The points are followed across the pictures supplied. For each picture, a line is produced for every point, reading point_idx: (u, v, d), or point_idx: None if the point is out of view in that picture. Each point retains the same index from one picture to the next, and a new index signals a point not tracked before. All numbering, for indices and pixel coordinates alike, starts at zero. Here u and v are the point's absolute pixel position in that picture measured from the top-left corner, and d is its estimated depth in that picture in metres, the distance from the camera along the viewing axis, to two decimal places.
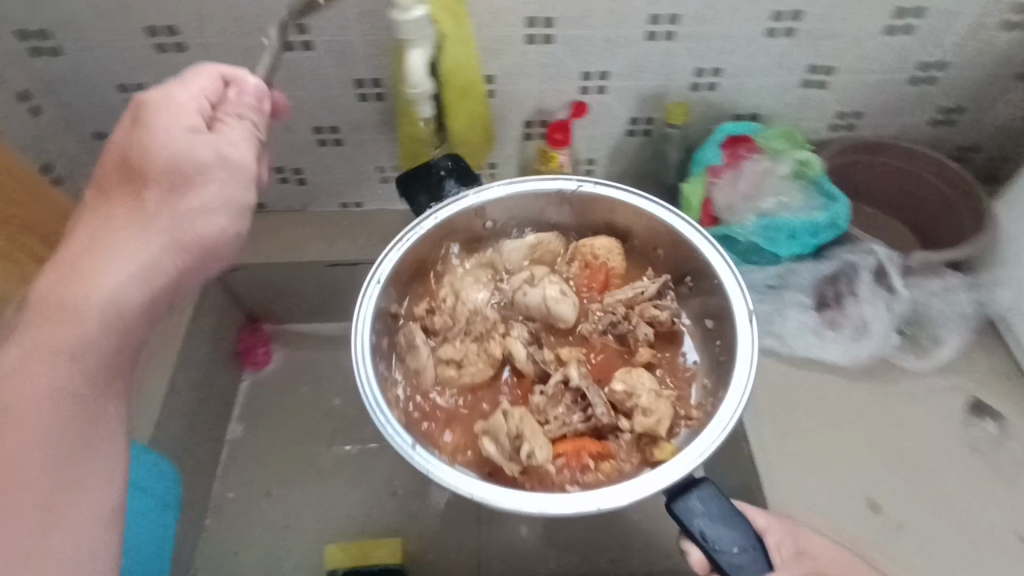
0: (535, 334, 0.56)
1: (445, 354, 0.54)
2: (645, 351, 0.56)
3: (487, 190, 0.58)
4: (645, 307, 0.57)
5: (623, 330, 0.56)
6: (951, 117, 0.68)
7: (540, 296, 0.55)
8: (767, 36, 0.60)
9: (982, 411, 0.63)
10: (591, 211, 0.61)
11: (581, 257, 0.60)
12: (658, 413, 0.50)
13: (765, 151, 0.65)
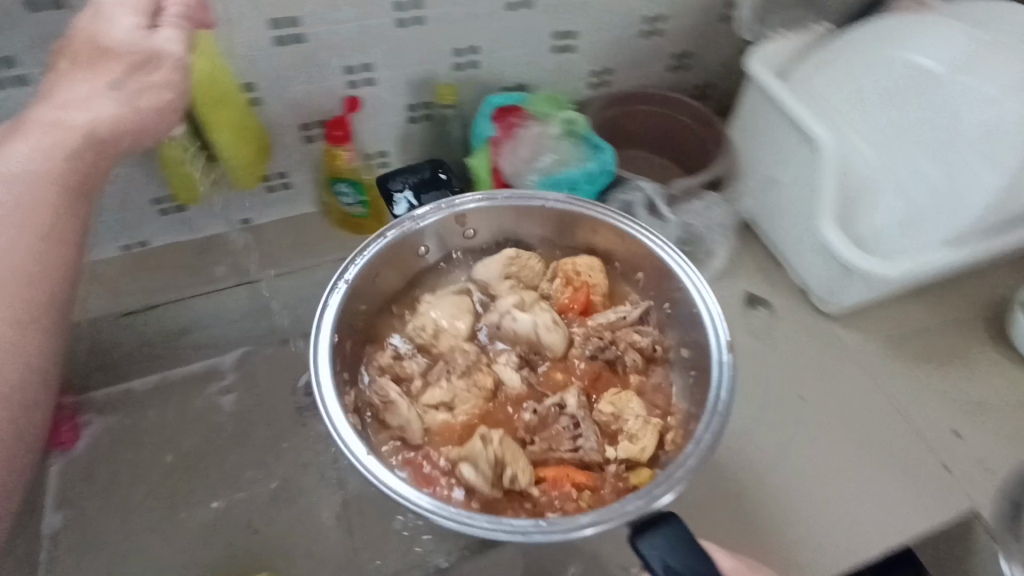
0: (519, 360, 0.60)
1: (433, 398, 0.56)
2: (635, 375, 0.61)
3: (461, 200, 0.62)
4: (624, 329, 0.62)
5: (614, 357, 0.60)
6: (683, 63, 0.78)
7: (529, 321, 0.59)
8: (508, 10, 0.65)
9: (757, 302, 0.74)
10: (552, 224, 0.64)
11: (563, 273, 0.64)
12: (648, 443, 0.55)
13: (534, 116, 0.70)
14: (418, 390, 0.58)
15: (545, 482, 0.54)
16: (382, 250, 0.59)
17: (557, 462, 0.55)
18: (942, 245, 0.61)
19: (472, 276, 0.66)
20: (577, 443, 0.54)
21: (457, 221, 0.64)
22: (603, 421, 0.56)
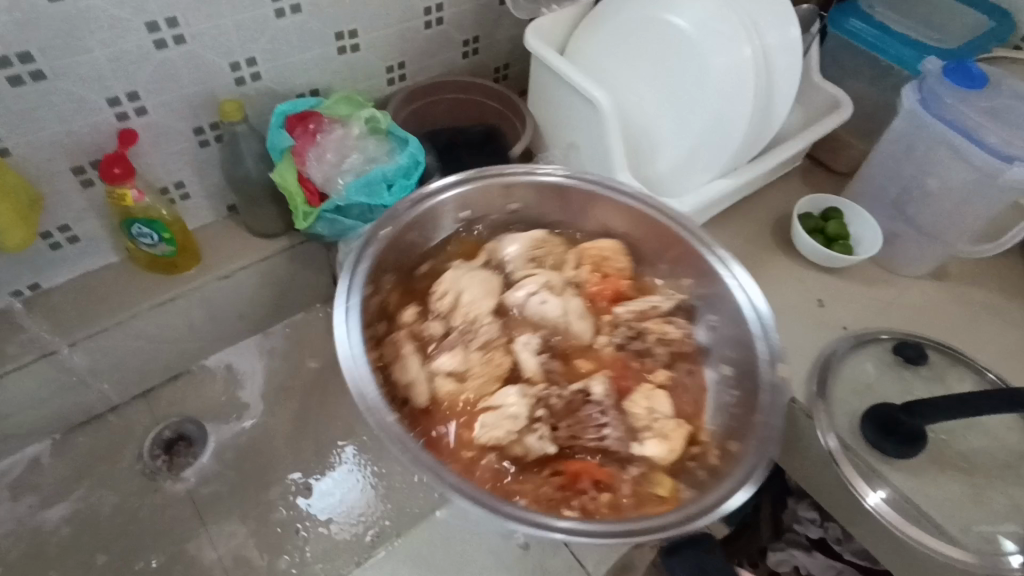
0: (545, 346, 0.57)
1: (445, 367, 0.54)
2: (663, 371, 0.58)
3: (537, 171, 0.63)
4: (653, 320, 0.60)
5: (648, 355, 0.58)
6: (473, 47, 0.83)
7: (556, 307, 0.58)
8: (278, 17, 0.63)
9: None
10: (569, 206, 0.65)
11: (588, 257, 0.62)
12: (674, 447, 0.51)
13: (333, 119, 0.70)
14: (438, 352, 0.55)
15: (561, 470, 0.51)
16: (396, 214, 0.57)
17: (583, 454, 0.52)
18: (715, 180, 0.71)
19: (493, 249, 0.63)
20: (603, 434, 0.52)
21: (498, 192, 0.63)
22: (636, 418, 0.53)
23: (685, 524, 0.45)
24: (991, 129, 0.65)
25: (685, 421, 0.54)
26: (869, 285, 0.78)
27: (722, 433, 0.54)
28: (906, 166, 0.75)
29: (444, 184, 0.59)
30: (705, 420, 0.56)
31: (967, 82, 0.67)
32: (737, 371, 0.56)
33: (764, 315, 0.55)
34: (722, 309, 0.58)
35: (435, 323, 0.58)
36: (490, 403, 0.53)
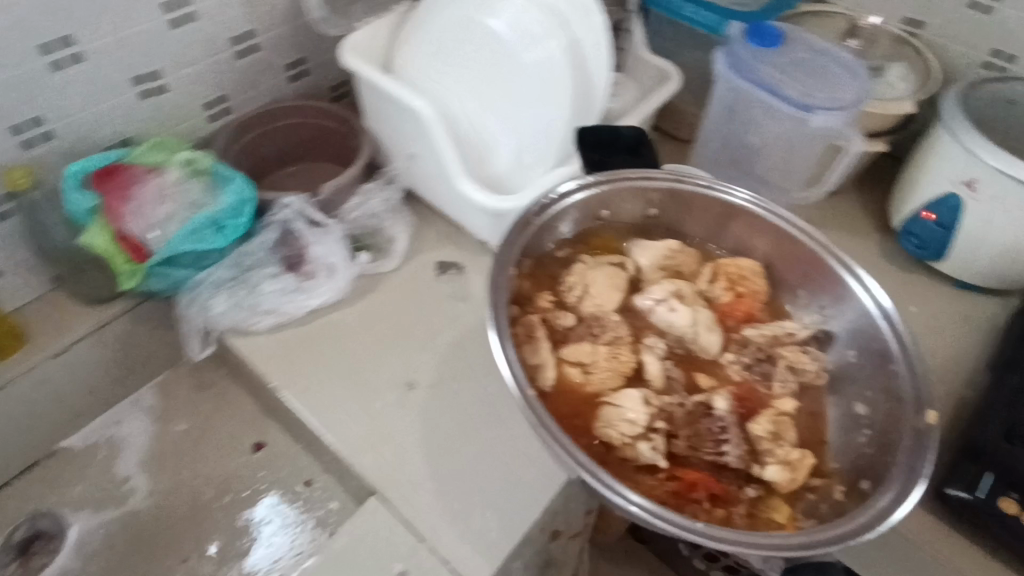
0: (669, 351, 0.64)
1: (572, 355, 0.61)
2: (792, 398, 0.62)
3: (729, 189, 0.66)
4: (785, 349, 0.64)
5: (783, 385, 0.62)
6: (301, 69, 0.80)
7: (684, 321, 0.63)
8: (55, 70, 0.59)
9: (446, 267, 0.76)
10: (703, 213, 0.69)
11: (726, 273, 0.68)
12: (796, 475, 0.56)
13: (145, 167, 0.66)
14: (568, 347, 0.61)
15: (678, 477, 0.56)
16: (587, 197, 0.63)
17: (698, 465, 0.57)
18: (563, 166, 0.73)
19: (631, 254, 0.69)
20: (723, 451, 0.56)
21: (645, 198, 0.67)
22: (757, 439, 0.57)
23: (836, 541, 0.45)
24: (791, 84, 0.69)
25: (808, 450, 0.59)
26: None
27: (853, 473, 0.58)
28: (728, 126, 0.79)
29: (569, 183, 0.62)
30: (829, 455, 0.61)
31: (765, 42, 0.71)
32: (868, 371, 0.61)
33: (889, 311, 0.58)
34: (859, 347, 0.61)
35: (569, 316, 0.64)
36: (617, 401, 0.58)
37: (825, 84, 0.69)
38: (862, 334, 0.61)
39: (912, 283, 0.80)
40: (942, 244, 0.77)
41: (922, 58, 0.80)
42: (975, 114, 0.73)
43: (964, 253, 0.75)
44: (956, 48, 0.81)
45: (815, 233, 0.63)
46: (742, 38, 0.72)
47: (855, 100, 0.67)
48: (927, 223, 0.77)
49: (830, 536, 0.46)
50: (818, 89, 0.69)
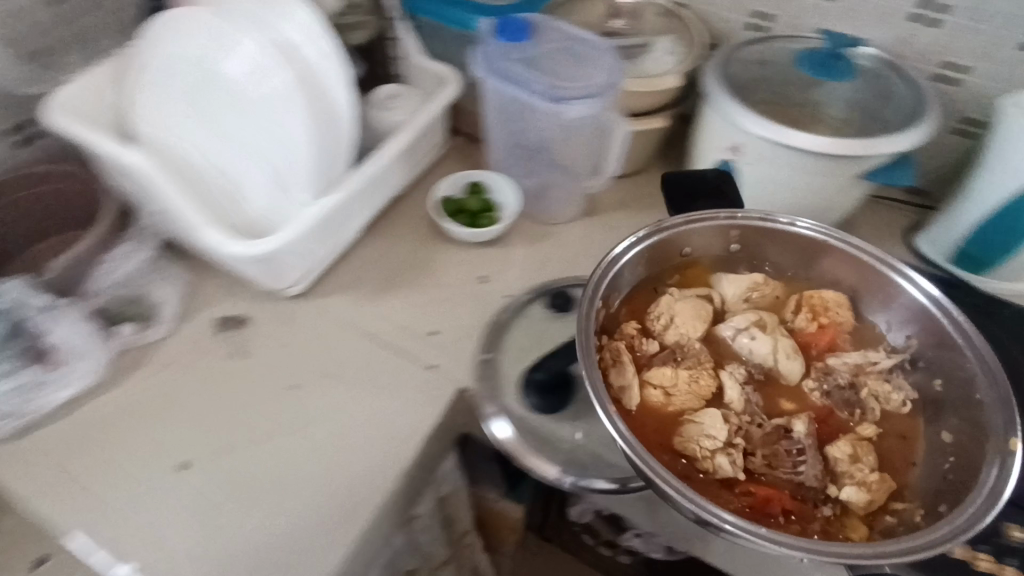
0: (748, 376, 0.66)
1: (656, 378, 0.63)
2: (874, 422, 0.64)
3: (787, 224, 0.67)
4: (871, 379, 0.66)
5: (854, 406, 0.64)
6: (27, 135, 0.71)
7: (766, 347, 0.66)
8: None
9: (225, 322, 0.71)
10: (767, 247, 0.71)
11: (810, 304, 0.70)
12: (876, 495, 0.58)
13: None
14: (651, 370, 0.64)
15: (752, 492, 0.58)
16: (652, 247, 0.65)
17: (779, 483, 0.59)
18: (324, 195, 0.68)
19: (675, 297, 0.70)
20: (800, 469, 0.59)
21: (722, 236, 0.69)
22: (834, 460, 0.60)
23: (911, 553, 0.47)
24: (541, 79, 0.67)
25: (887, 474, 0.61)
26: (528, 244, 0.81)
27: (928, 495, 0.59)
28: (506, 119, 0.77)
29: (623, 242, 0.62)
30: (913, 476, 0.61)
31: (511, 37, 0.67)
32: (948, 395, 0.63)
33: (938, 299, 0.64)
34: (948, 376, 0.63)
35: (651, 344, 0.66)
36: (701, 419, 0.60)
37: (577, 73, 0.68)
38: (946, 346, 0.63)
39: None
40: None
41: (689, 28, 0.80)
42: (738, 83, 0.71)
43: None
44: (721, 13, 0.82)
45: (866, 247, 0.66)
46: (489, 36, 0.69)
47: (606, 85, 0.66)
48: None
49: (903, 545, 0.48)
50: (569, 80, 0.67)
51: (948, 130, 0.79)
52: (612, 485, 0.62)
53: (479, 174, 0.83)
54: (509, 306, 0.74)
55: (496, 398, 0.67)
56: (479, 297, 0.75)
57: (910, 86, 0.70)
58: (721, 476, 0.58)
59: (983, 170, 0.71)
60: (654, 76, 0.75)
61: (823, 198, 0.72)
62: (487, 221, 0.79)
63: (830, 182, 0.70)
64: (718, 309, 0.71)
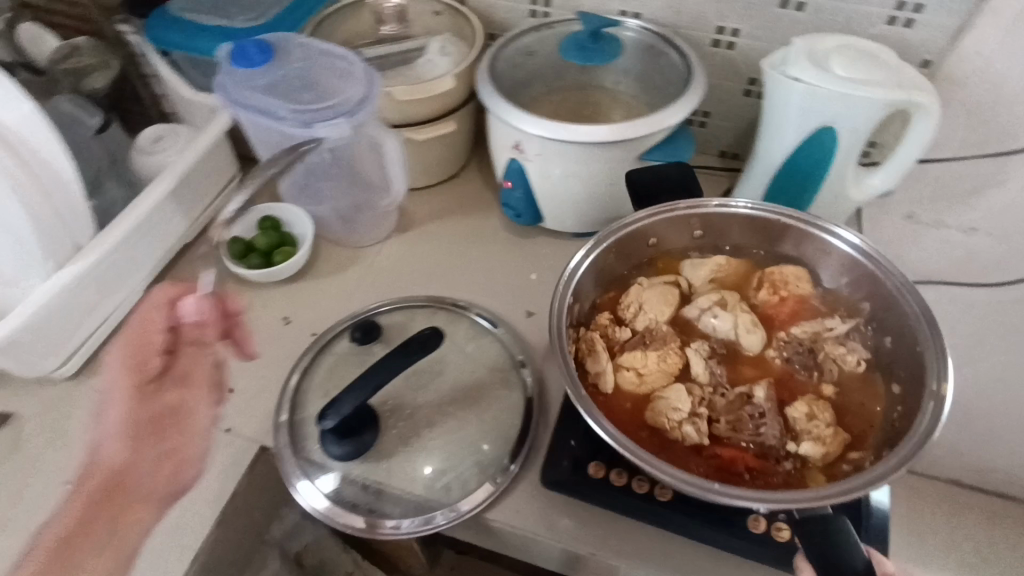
0: (712, 350, 0.63)
1: (627, 361, 0.60)
2: (828, 384, 0.61)
3: (729, 204, 0.64)
4: (830, 346, 0.63)
5: (814, 369, 0.62)
6: None
7: (729, 324, 0.64)
8: None
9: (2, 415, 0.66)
10: (725, 234, 0.69)
11: (770, 281, 0.66)
12: (831, 446, 0.56)
13: None
14: (626, 354, 0.61)
15: (718, 454, 0.57)
16: (616, 240, 0.63)
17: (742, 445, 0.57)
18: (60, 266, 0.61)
19: (647, 284, 0.67)
20: (761, 432, 0.57)
21: (683, 224, 0.67)
22: (793, 419, 0.58)
23: (852, 491, 0.47)
24: (287, 102, 0.61)
25: (840, 427, 0.58)
26: (336, 273, 0.76)
27: (881, 441, 0.57)
28: (285, 156, 0.71)
29: (576, 253, 0.61)
30: (869, 431, 0.59)
31: (246, 62, 0.62)
32: (898, 351, 0.60)
33: (858, 245, 0.62)
34: (896, 333, 0.60)
35: (623, 332, 0.63)
36: (669, 393, 0.58)
37: (328, 92, 0.63)
38: (882, 300, 0.61)
39: (531, 247, 0.80)
40: (533, 206, 0.75)
41: (467, 22, 0.77)
42: (512, 81, 0.71)
43: (552, 209, 0.75)
44: (501, 3, 0.79)
45: (782, 211, 0.64)
46: (226, 64, 0.63)
47: (359, 99, 0.61)
48: (511, 193, 0.74)
49: (845, 487, 0.47)
50: (319, 99, 0.62)
51: (741, 93, 0.79)
52: (470, 507, 0.58)
53: (268, 210, 0.77)
54: (310, 346, 0.69)
55: (296, 452, 0.62)
56: (282, 340, 0.71)
57: (682, 54, 0.70)
58: (683, 437, 0.57)
59: (764, 132, 0.71)
60: (428, 79, 0.71)
61: (615, 183, 0.71)
62: (283, 256, 0.73)
63: (616, 168, 0.68)
64: (688, 290, 0.68)
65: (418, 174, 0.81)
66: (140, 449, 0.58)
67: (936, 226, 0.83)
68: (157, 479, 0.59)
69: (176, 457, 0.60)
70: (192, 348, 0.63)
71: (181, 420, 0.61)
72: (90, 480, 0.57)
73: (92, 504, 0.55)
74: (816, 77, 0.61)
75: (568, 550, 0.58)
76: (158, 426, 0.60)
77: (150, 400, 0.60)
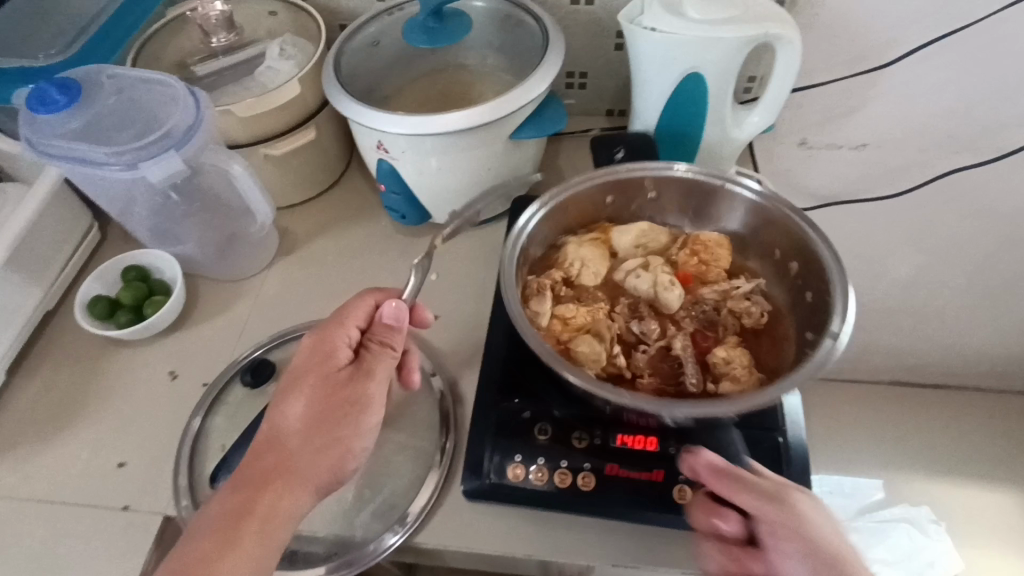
0: (635, 309, 0.61)
1: (562, 307, 0.59)
2: (734, 336, 0.59)
3: (669, 167, 0.62)
4: (736, 301, 0.60)
5: (719, 326, 0.59)
6: None
7: (648, 282, 0.60)
8: None
9: None
10: (667, 198, 0.65)
11: (689, 246, 0.63)
12: (744, 384, 0.54)
13: None
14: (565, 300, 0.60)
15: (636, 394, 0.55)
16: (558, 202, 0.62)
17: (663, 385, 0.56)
18: None
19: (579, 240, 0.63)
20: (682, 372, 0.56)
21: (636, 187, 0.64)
22: (714, 362, 0.56)
23: (760, 398, 0.47)
24: (104, 144, 0.56)
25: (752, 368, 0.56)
26: (221, 312, 0.70)
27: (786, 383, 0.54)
28: (127, 203, 0.65)
29: (527, 210, 0.60)
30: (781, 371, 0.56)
31: (47, 108, 0.55)
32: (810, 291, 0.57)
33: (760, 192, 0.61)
34: (800, 279, 0.58)
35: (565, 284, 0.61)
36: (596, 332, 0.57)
37: (151, 125, 0.58)
38: (808, 255, 0.57)
39: (426, 246, 0.75)
40: (416, 205, 0.70)
41: (309, 18, 0.71)
42: (360, 80, 0.66)
43: (435, 205, 0.70)
44: None
45: (705, 171, 0.61)
46: (25, 114, 0.56)
47: (187, 125, 0.58)
48: (388, 196, 0.69)
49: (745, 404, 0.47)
50: (142, 135, 0.57)
51: (613, 48, 0.75)
52: (401, 534, 0.54)
53: (129, 260, 0.70)
54: (202, 400, 0.63)
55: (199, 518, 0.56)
56: (170, 397, 0.64)
57: (538, 19, 0.66)
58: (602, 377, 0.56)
59: (636, 87, 0.68)
60: (272, 89, 0.65)
61: (493, 169, 0.66)
62: (152, 307, 0.67)
63: (490, 152, 0.64)
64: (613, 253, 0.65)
65: (291, 189, 0.75)
66: (319, 430, 0.49)
67: (828, 147, 0.87)
68: (326, 471, 0.49)
69: (337, 450, 0.49)
70: (378, 343, 0.52)
71: (359, 406, 0.50)
72: (262, 455, 0.48)
73: (261, 479, 0.47)
74: (671, 25, 0.59)
75: (509, 557, 0.55)
76: (343, 411, 0.49)
77: (346, 375, 0.50)
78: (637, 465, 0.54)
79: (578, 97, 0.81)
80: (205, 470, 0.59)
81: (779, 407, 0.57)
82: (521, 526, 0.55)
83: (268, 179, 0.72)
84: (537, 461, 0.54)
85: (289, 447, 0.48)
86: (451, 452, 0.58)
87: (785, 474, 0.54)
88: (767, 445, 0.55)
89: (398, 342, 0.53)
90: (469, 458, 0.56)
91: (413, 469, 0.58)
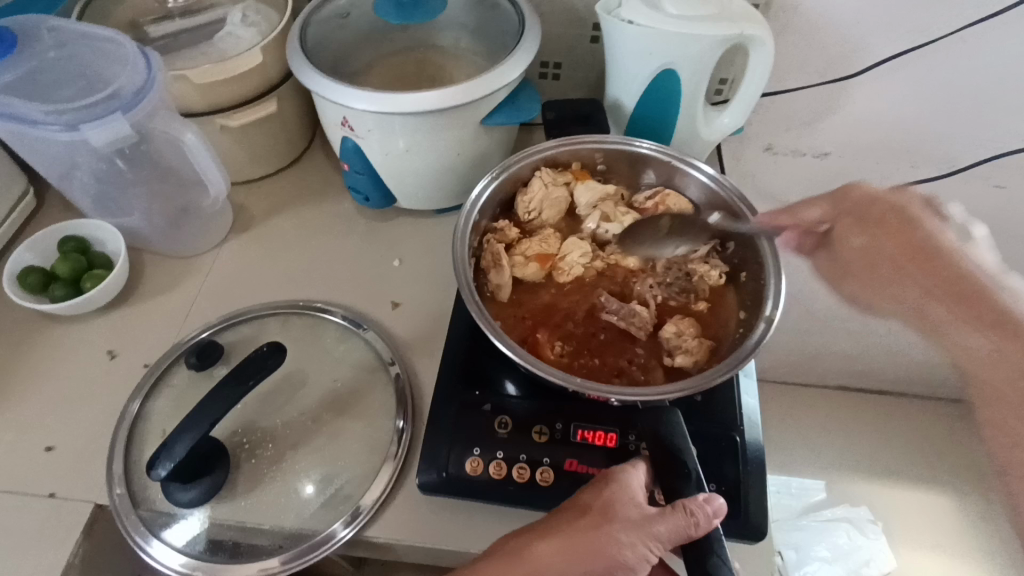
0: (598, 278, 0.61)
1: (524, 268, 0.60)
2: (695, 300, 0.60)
3: (631, 143, 0.62)
4: (696, 263, 0.61)
5: (683, 289, 0.61)
6: None
7: (619, 229, 0.63)
8: None
9: None
10: (620, 174, 0.66)
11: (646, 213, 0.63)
12: (700, 348, 0.55)
13: None
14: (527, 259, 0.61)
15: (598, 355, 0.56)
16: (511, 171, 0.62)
17: (625, 347, 0.57)
18: None
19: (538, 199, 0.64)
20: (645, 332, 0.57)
21: (587, 159, 0.65)
22: (665, 338, 0.56)
23: (706, 381, 0.49)
24: (46, 102, 0.52)
25: (706, 335, 0.58)
26: (169, 290, 0.67)
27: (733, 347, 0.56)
28: (67, 168, 0.61)
29: (477, 184, 0.59)
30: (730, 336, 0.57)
31: None
32: (751, 254, 0.58)
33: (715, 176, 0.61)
34: (742, 245, 0.60)
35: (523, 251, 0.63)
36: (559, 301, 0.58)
37: (99, 86, 0.54)
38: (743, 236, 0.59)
39: (389, 231, 0.73)
40: (380, 187, 0.68)
41: None
42: (328, 53, 0.64)
43: (400, 188, 0.67)
44: None
45: (666, 150, 0.62)
46: None
47: (136, 87, 0.54)
48: (352, 174, 0.66)
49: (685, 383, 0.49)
50: (86, 95, 0.54)
51: (588, 40, 0.74)
52: (352, 527, 0.52)
53: (67, 230, 0.66)
54: (142, 381, 0.59)
55: (134, 507, 0.53)
56: (107, 379, 0.60)
57: (514, 3, 0.64)
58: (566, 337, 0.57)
59: (612, 78, 0.68)
60: (231, 56, 0.62)
61: (463, 154, 0.64)
62: (92, 281, 0.62)
63: (460, 135, 0.62)
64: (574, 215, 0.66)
65: (249, 163, 0.72)
66: (578, 532, 0.45)
67: (792, 154, 0.89)
68: (581, 563, 0.44)
69: (577, 561, 0.44)
70: (680, 506, 0.44)
71: (626, 536, 0.44)
72: (549, 516, 0.46)
73: (562, 525, 0.45)
74: (648, 17, 0.58)
75: (461, 552, 0.54)
76: (645, 521, 0.45)
77: (636, 510, 0.45)
78: (596, 463, 0.53)
79: (551, 88, 0.81)
80: (143, 457, 0.55)
81: (738, 406, 0.58)
82: (477, 521, 0.54)
83: (224, 151, 0.68)
84: (495, 455, 0.53)
85: (607, 497, 0.46)
86: (408, 441, 0.56)
87: (740, 474, 0.54)
88: (725, 444, 0.55)
89: (695, 529, 0.44)
90: (425, 450, 0.54)
91: (370, 461, 0.55)
